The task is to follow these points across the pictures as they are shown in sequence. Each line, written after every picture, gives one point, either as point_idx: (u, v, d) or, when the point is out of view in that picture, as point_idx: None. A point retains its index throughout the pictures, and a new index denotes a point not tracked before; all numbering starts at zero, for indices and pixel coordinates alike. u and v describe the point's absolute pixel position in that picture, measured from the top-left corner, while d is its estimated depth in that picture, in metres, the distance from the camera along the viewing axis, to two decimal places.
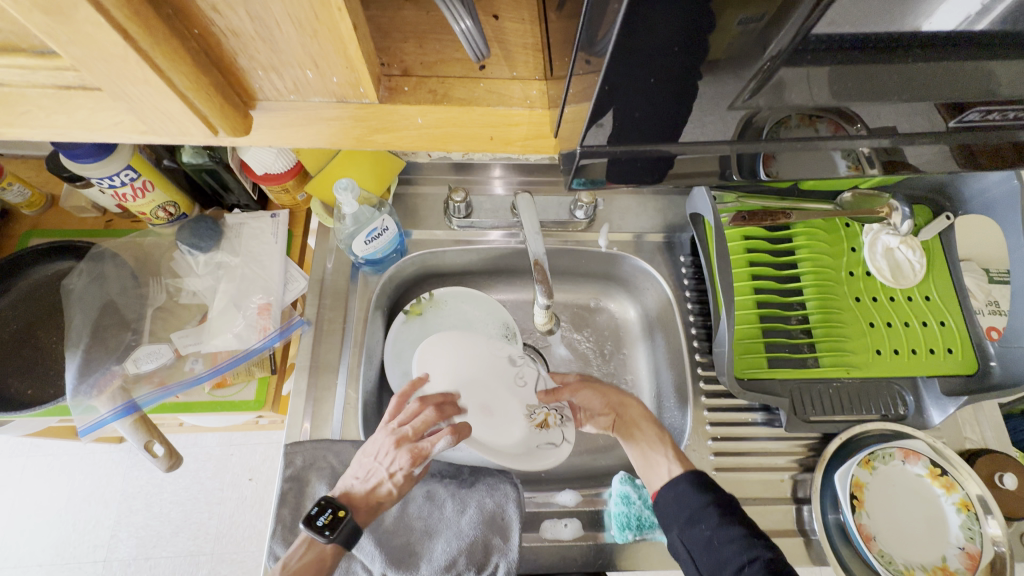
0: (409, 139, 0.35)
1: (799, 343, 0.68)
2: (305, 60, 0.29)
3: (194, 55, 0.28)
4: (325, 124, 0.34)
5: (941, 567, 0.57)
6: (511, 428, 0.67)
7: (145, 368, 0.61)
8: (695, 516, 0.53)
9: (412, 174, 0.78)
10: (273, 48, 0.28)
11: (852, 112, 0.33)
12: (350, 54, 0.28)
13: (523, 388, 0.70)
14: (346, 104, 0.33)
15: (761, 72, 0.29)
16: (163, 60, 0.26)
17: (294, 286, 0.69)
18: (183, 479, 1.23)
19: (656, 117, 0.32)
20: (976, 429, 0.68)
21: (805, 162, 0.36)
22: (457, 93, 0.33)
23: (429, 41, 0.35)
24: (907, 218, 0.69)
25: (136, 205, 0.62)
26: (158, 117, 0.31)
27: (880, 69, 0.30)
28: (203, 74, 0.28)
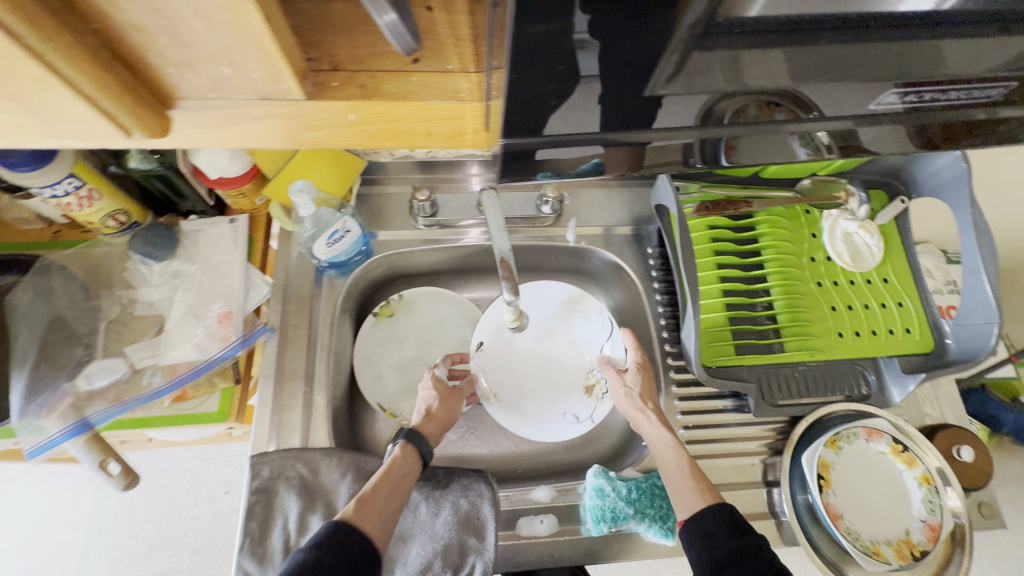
0: (344, 136, 0.33)
1: (764, 330, 0.69)
2: (221, 55, 0.26)
3: (95, 51, 0.24)
4: (255, 122, 0.31)
5: (905, 540, 0.59)
6: (557, 392, 0.70)
7: (98, 385, 0.58)
8: (722, 559, 0.47)
9: (376, 175, 0.76)
10: (182, 43, 0.25)
11: (806, 98, 0.30)
12: (268, 50, 0.25)
13: (590, 348, 0.72)
14: (271, 101, 0.29)
15: (681, 42, 0.25)
16: (60, 62, 0.23)
17: (255, 293, 0.68)
18: (155, 495, 1.19)
19: (611, 109, 0.30)
20: (934, 405, 0.71)
21: (766, 147, 0.36)
22: (388, 88, 0.30)
23: (363, 35, 0.32)
24: (863, 203, 0.73)
25: (83, 214, 0.59)
26: (60, 119, 0.28)
27: (829, 49, 0.27)
28: (105, 70, 0.25)
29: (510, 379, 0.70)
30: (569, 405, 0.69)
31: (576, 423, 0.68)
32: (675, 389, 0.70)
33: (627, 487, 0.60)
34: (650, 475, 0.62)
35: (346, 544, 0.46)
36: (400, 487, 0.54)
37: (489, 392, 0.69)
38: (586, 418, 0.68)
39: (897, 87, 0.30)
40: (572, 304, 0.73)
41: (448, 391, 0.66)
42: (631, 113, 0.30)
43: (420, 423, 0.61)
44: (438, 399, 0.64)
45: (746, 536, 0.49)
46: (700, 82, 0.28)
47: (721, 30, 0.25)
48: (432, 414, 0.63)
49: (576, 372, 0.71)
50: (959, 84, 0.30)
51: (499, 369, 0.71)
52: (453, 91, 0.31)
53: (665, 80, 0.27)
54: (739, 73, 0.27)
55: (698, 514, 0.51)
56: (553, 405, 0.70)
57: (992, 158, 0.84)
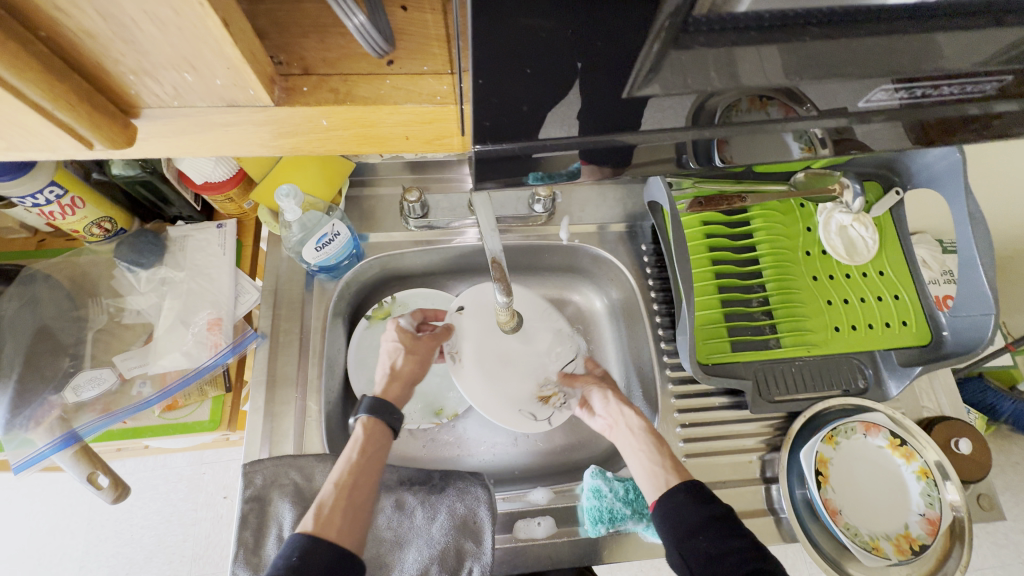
0: (322, 141, 0.32)
1: (760, 325, 0.68)
2: (180, 62, 0.25)
3: (47, 61, 0.23)
4: (227, 130, 0.30)
5: (904, 534, 0.59)
6: (515, 391, 0.67)
7: (86, 397, 0.57)
8: (694, 528, 0.50)
9: (365, 176, 0.75)
10: (138, 50, 0.24)
11: (801, 92, 0.29)
12: (230, 55, 0.24)
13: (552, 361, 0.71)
14: (239, 109, 0.28)
15: (662, 31, 0.24)
16: (9, 74, 0.22)
17: (244, 298, 0.67)
18: (153, 502, 1.18)
19: (603, 113, 0.28)
20: (932, 398, 0.70)
21: (758, 148, 0.32)
22: (361, 92, 0.29)
23: (333, 36, 0.31)
24: (858, 195, 0.70)
25: (66, 222, 0.58)
26: (20, 131, 0.27)
27: (819, 46, 0.26)
28: (60, 81, 0.24)
29: (476, 345, 0.68)
30: (524, 404, 0.67)
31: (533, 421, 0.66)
32: (672, 387, 0.69)
33: (624, 488, 0.60)
34: None
35: (312, 556, 0.46)
36: (366, 474, 0.54)
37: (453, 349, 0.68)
38: (542, 419, 0.67)
39: (892, 81, 0.28)
40: (546, 319, 0.73)
41: (414, 343, 0.68)
42: (626, 115, 0.28)
43: (385, 382, 0.64)
44: (404, 353, 0.67)
45: (715, 505, 0.52)
46: (681, 82, 0.27)
47: (699, 28, 0.24)
48: (398, 370, 0.65)
49: (534, 375, 0.69)
50: (950, 78, 0.28)
51: (470, 335, 0.69)
52: (428, 94, 0.29)
53: (646, 80, 0.26)
54: (734, 67, 0.26)
55: (672, 493, 0.53)
56: (510, 401, 0.67)
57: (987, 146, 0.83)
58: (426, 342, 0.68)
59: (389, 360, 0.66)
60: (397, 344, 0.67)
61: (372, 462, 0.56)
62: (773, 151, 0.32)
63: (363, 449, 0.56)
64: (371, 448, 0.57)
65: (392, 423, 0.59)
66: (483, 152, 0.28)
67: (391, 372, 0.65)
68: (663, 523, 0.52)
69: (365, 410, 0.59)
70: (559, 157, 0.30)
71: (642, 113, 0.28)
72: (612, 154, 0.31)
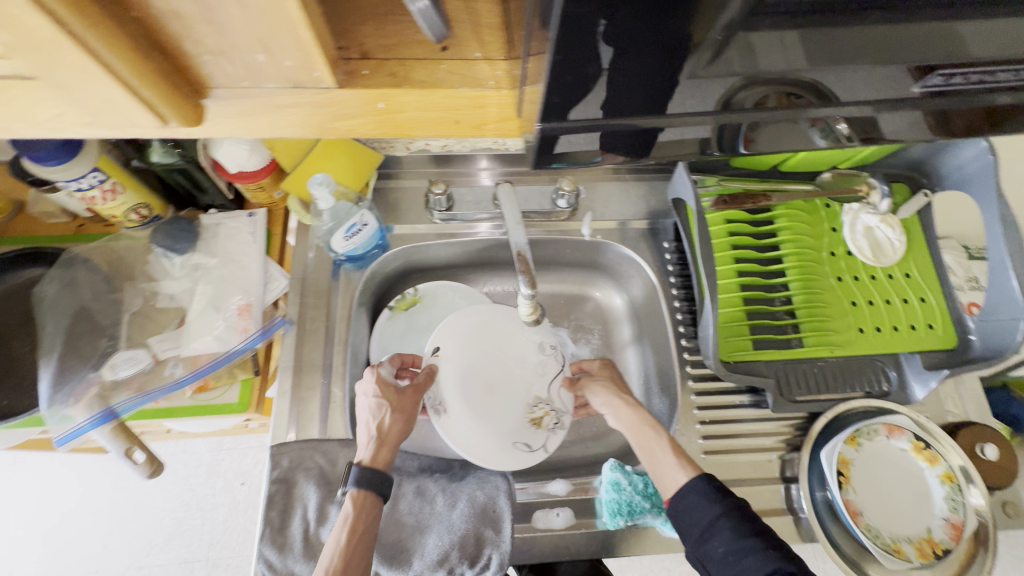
0: (372, 125, 0.32)
1: (783, 325, 0.68)
2: (255, 44, 0.26)
3: (136, 40, 0.24)
4: (284, 112, 0.30)
5: (927, 538, 0.59)
6: (507, 422, 0.64)
7: (122, 375, 0.59)
8: (706, 531, 0.49)
9: (392, 169, 0.76)
10: (218, 31, 0.25)
11: (829, 82, 0.30)
12: (301, 36, 0.25)
13: (542, 379, 0.68)
14: (302, 91, 0.29)
15: (711, 43, 0.26)
16: (103, 49, 0.23)
17: (274, 286, 0.68)
18: (174, 486, 1.21)
19: (632, 102, 0.30)
20: (957, 403, 0.69)
21: (783, 138, 0.36)
22: (418, 75, 0.30)
23: (388, 23, 0.32)
24: (886, 196, 0.70)
25: (107, 208, 0.60)
26: (99, 112, 0.28)
27: (872, 30, 0.26)
28: (146, 59, 0.25)
29: (457, 387, 0.63)
30: (519, 433, 0.64)
31: (525, 453, 0.63)
32: (692, 383, 0.69)
33: (643, 482, 0.60)
34: None
35: None
36: (360, 552, 0.50)
37: (435, 399, 0.62)
38: (538, 448, 0.64)
39: (940, 67, 0.29)
40: (529, 332, 0.70)
41: (399, 399, 0.59)
42: (670, 95, 0.30)
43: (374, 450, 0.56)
44: (389, 412, 0.58)
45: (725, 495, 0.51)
46: (740, 64, 0.28)
47: (767, 10, 0.25)
48: (387, 432, 0.57)
49: (522, 401, 0.66)
50: (1006, 64, 0.29)
51: (450, 379, 0.63)
52: (482, 79, 0.31)
53: (710, 62, 0.27)
54: (752, 57, 0.27)
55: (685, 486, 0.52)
56: (506, 440, 0.63)
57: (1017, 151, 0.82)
58: (410, 391, 0.61)
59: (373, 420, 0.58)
60: (381, 401, 0.59)
61: (364, 541, 0.51)
62: (792, 143, 0.36)
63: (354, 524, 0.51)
64: (362, 524, 0.52)
65: (382, 491, 0.54)
66: (548, 128, 0.31)
67: (378, 436, 0.57)
68: (683, 525, 0.51)
69: (354, 483, 0.53)
70: (582, 153, 0.35)
71: (681, 93, 0.29)
72: (644, 148, 0.36)
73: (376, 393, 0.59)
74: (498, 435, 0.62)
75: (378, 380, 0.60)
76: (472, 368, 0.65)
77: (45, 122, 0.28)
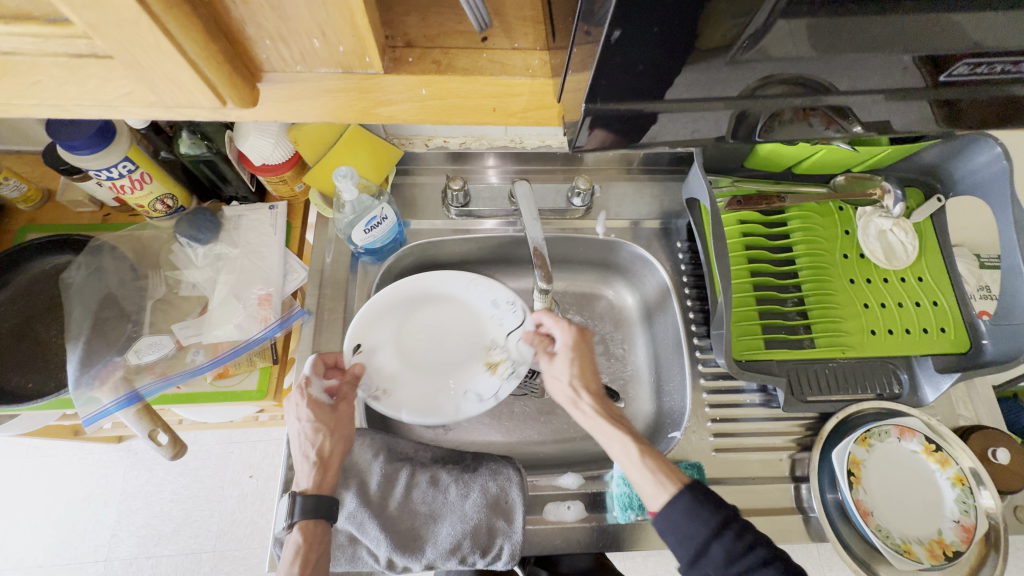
0: (409, 112, 0.32)
1: (795, 325, 0.69)
2: (314, 29, 0.27)
3: (205, 22, 0.25)
4: (330, 97, 0.31)
5: (937, 539, 0.59)
6: (452, 379, 0.69)
7: (146, 359, 0.61)
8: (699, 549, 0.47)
9: (410, 165, 0.78)
10: (282, 16, 0.26)
11: (852, 75, 0.31)
12: (357, 21, 0.26)
13: (497, 327, 0.71)
14: (352, 76, 0.30)
15: (737, 50, 0.28)
16: (177, 30, 0.24)
17: (294, 277, 0.70)
18: (183, 477, 1.23)
19: (645, 82, 0.30)
20: (969, 407, 0.69)
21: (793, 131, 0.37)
22: (460, 63, 0.31)
23: (432, 15, 0.33)
24: (898, 200, 0.71)
25: (134, 197, 0.62)
26: (159, 95, 0.29)
27: (901, 20, 0.27)
28: (214, 42, 0.26)
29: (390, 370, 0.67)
30: (470, 384, 0.68)
31: (477, 402, 0.66)
32: (704, 381, 0.70)
33: None
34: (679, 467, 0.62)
35: None
36: None
37: (374, 387, 0.65)
38: (488, 398, 0.66)
39: (969, 59, 0.30)
40: (478, 291, 0.72)
41: (335, 418, 0.59)
42: (706, 84, 0.31)
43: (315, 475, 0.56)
44: (326, 434, 0.58)
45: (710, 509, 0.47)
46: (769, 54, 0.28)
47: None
48: (327, 455, 0.58)
49: (466, 355, 0.70)
50: None
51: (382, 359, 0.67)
52: (522, 67, 0.32)
53: (749, 46, 0.28)
54: (765, 47, 0.28)
55: (671, 506, 0.49)
56: (457, 397, 0.67)
57: None
58: (342, 406, 0.61)
59: (310, 444, 0.57)
60: (317, 425, 0.58)
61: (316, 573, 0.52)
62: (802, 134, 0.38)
63: (304, 557, 0.52)
64: (313, 554, 0.53)
65: (329, 515, 0.55)
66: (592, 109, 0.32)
67: (319, 460, 0.57)
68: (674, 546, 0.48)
69: (297, 517, 0.53)
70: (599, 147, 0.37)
71: (715, 83, 0.31)
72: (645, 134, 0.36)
73: (307, 414, 0.58)
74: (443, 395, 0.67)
75: (307, 397, 0.59)
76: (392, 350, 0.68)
77: (106, 105, 0.29)
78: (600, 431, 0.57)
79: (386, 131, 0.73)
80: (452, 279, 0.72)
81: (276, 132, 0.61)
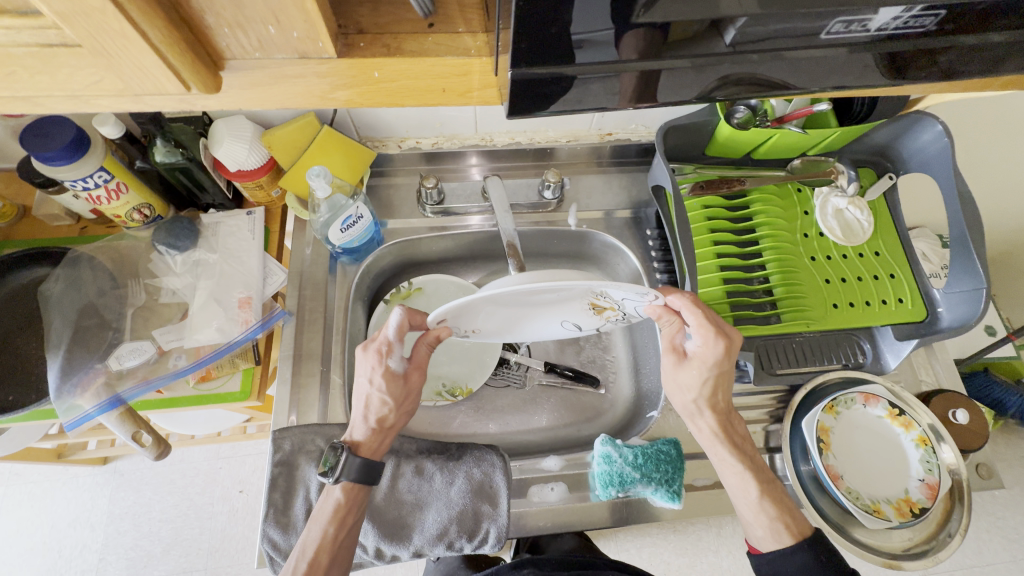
0: (369, 96, 0.34)
1: (761, 303, 0.71)
2: (268, 15, 0.27)
3: (165, 10, 0.26)
4: (292, 83, 0.32)
5: (905, 498, 0.62)
6: (553, 317, 0.63)
7: (127, 365, 0.61)
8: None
9: (384, 167, 0.80)
10: (237, 4, 0.26)
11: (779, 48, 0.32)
12: (308, 8, 0.27)
13: (619, 299, 0.56)
14: (309, 61, 0.30)
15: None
16: (139, 17, 0.25)
17: (273, 280, 0.70)
18: (171, 496, 1.21)
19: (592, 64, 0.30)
20: (929, 372, 0.73)
21: None
22: (409, 46, 0.32)
23: (384, 5, 0.33)
24: (852, 179, 0.75)
25: (111, 208, 0.63)
26: (127, 88, 0.30)
27: None
28: (176, 29, 0.27)
29: (481, 322, 0.61)
30: (570, 321, 0.65)
31: (574, 331, 0.67)
32: None
33: (633, 454, 0.62)
34: (656, 442, 0.64)
35: None
36: (342, 550, 0.54)
37: (464, 329, 0.62)
38: (587, 327, 0.67)
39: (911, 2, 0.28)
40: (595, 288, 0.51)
41: (404, 389, 0.60)
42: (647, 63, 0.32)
43: (368, 439, 0.58)
44: (393, 407, 0.59)
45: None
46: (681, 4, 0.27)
47: None
48: (388, 424, 0.60)
49: (576, 306, 0.60)
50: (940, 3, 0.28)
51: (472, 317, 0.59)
52: (464, 48, 0.32)
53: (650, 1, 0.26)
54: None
55: (783, 557, 0.52)
56: (550, 330, 0.68)
57: (990, 141, 0.84)
58: (412, 377, 0.61)
59: (374, 410, 0.58)
60: (386, 397, 0.59)
61: (348, 534, 0.54)
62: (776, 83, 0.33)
63: (341, 519, 0.54)
64: (349, 519, 0.55)
65: (372, 481, 0.56)
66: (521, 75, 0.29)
67: (379, 426, 0.59)
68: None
69: (348, 477, 0.54)
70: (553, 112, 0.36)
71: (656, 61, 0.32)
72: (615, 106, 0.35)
73: (381, 384, 0.58)
74: (538, 327, 0.66)
75: (386, 365, 0.58)
76: (493, 317, 0.60)
77: (72, 95, 0.29)
78: (717, 455, 0.59)
79: (359, 133, 0.75)
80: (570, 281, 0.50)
81: (251, 137, 0.63)
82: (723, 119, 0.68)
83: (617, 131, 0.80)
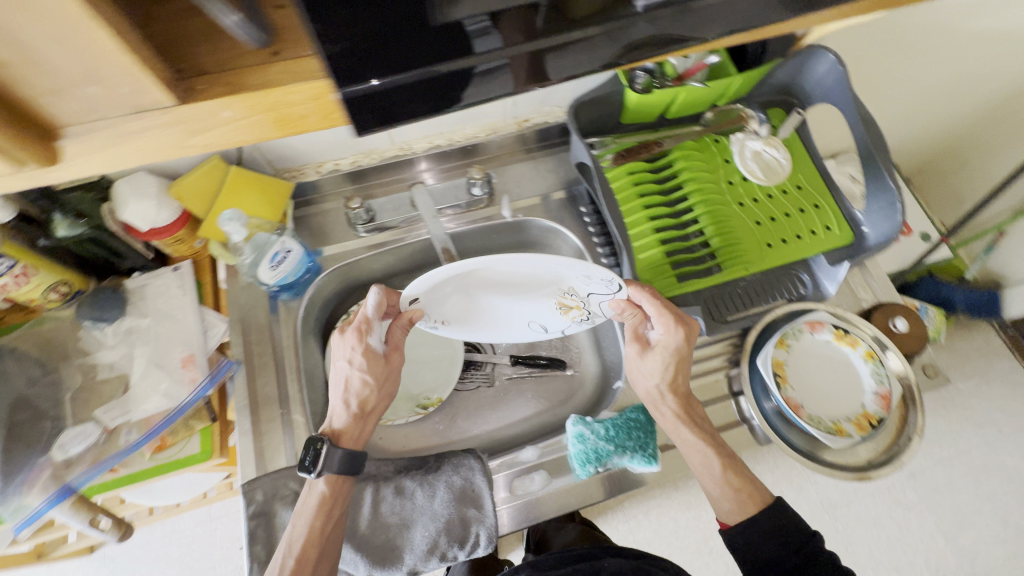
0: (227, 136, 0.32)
1: (700, 256, 0.74)
2: (86, 75, 0.25)
3: None
4: (144, 139, 0.30)
5: (863, 413, 0.65)
6: (518, 314, 0.67)
7: (73, 452, 0.58)
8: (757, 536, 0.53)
9: (309, 195, 0.78)
10: (45, 70, 0.24)
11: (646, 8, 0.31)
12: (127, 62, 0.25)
13: (584, 287, 0.60)
14: (150, 115, 0.28)
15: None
16: None
17: (215, 331, 0.69)
18: (170, 569, 1.17)
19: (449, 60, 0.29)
20: (867, 290, 0.76)
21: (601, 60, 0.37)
22: (249, 79, 0.29)
23: (217, 38, 0.30)
24: (763, 122, 0.75)
25: (22, 292, 0.60)
26: None
27: None
28: None
29: (451, 306, 0.64)
30: (539, 318, 0.68)
31: (541, 332, 0.69)
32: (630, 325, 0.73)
33: (604, 427, 0.63)
34: (624, 412, 0.65)
35: None
36: (333, 544, 0.54)
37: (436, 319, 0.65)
38: (554, 329, 0.69)
39: None
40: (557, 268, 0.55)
41: (384, 372, 0.61)
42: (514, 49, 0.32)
43: (348, 423, 0.58)
44: (374, 390, 0.60)
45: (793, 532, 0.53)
46: None
47: None
48: (369, 408, 0.60)
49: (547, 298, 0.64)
50: None
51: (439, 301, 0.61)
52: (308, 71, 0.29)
53: None
54: None
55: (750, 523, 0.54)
56: (516, 334, 0.70)
57: (891, 60, 0.87)
58: (393, 357, 0.61)
59: (354, 393, 0.59)
60: (366, 377, 0.59)
61: (336, 528, 0.54)
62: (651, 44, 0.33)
63: (327, 513, 0.54)
64: (336, 511, 0.54)
65: (354, 470, 0.56)
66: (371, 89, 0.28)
67: (359, 411, 0.60)
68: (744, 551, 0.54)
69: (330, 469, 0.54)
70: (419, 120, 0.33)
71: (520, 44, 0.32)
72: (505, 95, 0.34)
73: (361, 364, 0.59)
74: (507, 328, 0.69)
75: (365, 346, 0.59)
76: (460, 299, 0.63)
77: None
78: (680, 437, 0.60)
79: (273, 166, 0.73)
80: (543, 257, 0.54)
81: (156, 192, 0.61)
82: (628, 88, 0.69)
83: (533, 116, 0.80)
